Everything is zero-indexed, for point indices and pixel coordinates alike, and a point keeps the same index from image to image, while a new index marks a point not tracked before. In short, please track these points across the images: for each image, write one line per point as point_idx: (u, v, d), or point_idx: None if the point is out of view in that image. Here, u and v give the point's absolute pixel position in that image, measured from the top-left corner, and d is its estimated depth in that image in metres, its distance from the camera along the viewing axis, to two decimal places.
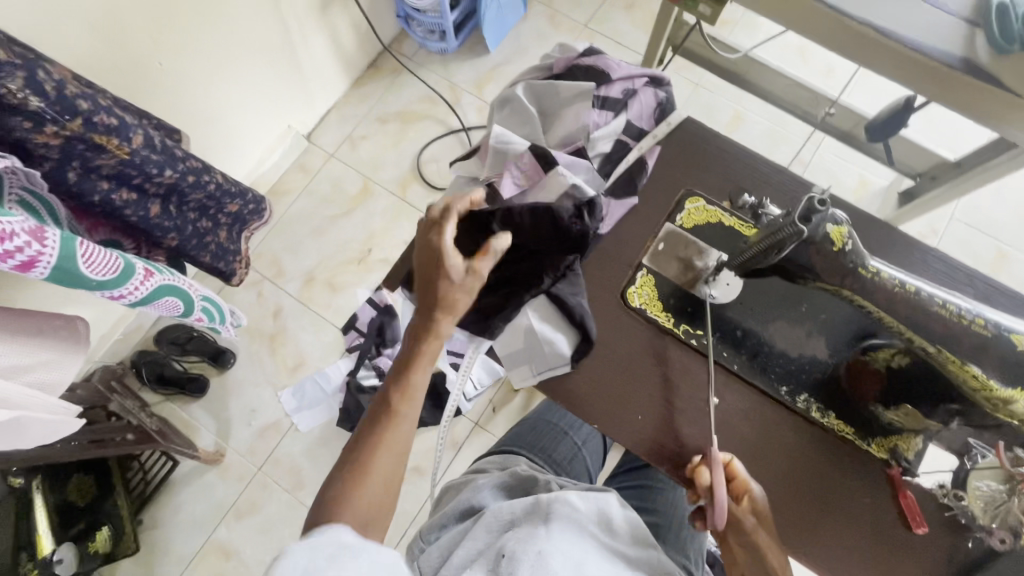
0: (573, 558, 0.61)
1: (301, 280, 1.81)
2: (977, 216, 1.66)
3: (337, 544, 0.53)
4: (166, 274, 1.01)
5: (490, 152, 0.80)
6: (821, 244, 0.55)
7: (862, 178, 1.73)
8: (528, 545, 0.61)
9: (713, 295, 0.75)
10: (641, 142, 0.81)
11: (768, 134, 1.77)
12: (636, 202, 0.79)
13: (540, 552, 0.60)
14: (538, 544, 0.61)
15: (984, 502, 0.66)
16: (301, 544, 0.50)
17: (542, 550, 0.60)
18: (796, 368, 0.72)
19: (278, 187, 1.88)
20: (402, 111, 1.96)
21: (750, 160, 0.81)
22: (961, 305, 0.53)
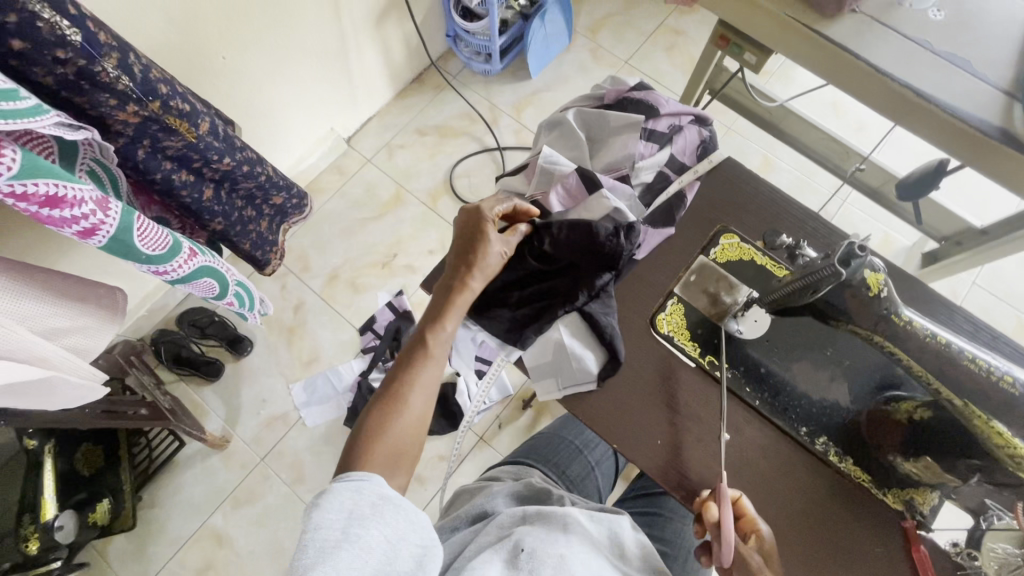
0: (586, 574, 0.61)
1: (325, 278, 1.85)
2: (1000, 284, 1.66)
3: (378, 495, 0.59)
4: (208, 255, 1.05)
5: (537, 170, 0.82)
6: (857, 289, 0.57)
7: (887, 235, 1.75)
8: (548, 546, 0.62)
9: (740, 329, 0.76)
10: (682, 176, 0.84)
11: (796, 183, 1.80)
12: (672, 233, 0.82)
13: (561, 556, 0.61)
14: (559, 547, 0.62)
15: (998, 564, 0.65)
16: (347, 485, 0.58)
17: (563, 555, 0.61)
18: (817, 410, 0.73)
19: (313, 186, 1.94)
20: (441, 126, 2.03)
21: (785, 204, 0.84)
22: (990, 361, 0.55)
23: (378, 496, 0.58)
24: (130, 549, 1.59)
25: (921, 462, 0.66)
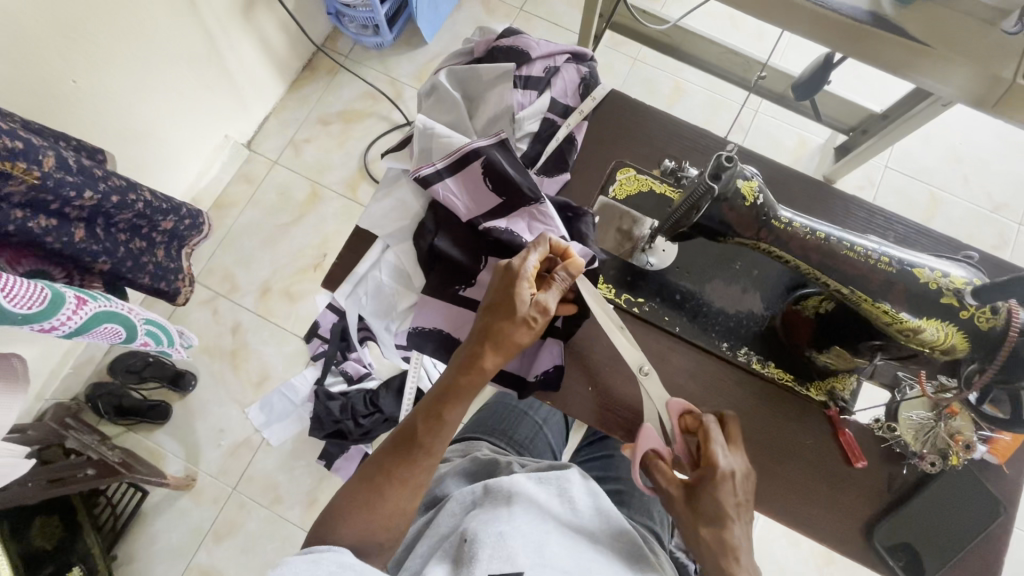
0: (534, 539, 0.60)
1: (257, 293, 1.77)
2: (910, 164, 1.73)
3: (337, 563, 0.56)
4: (102, 300, 0.98)
5: (416, 140, 0.77)
6: (734, 200, 0.57)
7: (801, 137, 1.78)
8: (487, 527, 0.61)
9: (651, 261, 0.76)
10: (568, 119, 0.82)
11: (708, 102, 1.80)
12: (568, 178, 0.80)
13: (499, 533, 0.60)
14: (498, 525, 0.61)
15: (915, 430, 0.69)
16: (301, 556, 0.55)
17: (502, 531, 0.60)
18: (734, 324, 0.74)
19: (222, 200, 1.83)
20: (343, 111, 1.92)
21: (676, 128, 0.83)
22: (867, 246, 0.56)
23: (339, 564, 0.56)
24: None
25: (832, 351, 0.69)
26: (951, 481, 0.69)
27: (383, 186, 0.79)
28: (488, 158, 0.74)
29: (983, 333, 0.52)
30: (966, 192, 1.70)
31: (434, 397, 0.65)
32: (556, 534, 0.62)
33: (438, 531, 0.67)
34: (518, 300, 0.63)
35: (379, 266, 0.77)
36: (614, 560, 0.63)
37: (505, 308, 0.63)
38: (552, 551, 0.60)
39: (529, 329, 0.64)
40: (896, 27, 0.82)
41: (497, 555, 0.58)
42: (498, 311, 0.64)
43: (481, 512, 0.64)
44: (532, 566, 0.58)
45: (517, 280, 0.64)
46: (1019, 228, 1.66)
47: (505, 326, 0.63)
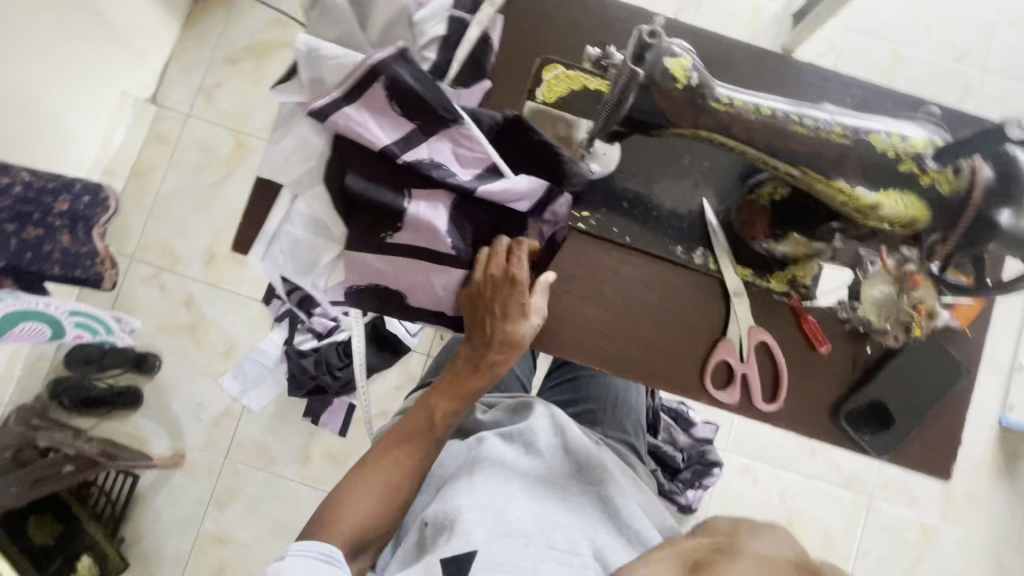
0: (493, 506, 0.59)
1: (202, 261, 1.66)
2: (871, 21, 1.61)
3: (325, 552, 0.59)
4: (10, 299, 0.89)
5: (301, 65, 0.65)
6: (664, 84, 0.48)
7: (756, 6, 1.63)
8: (447, 504, 0.60)
9: (593, 170, 0.69)
10: (478, 15, 0.70)
11: None
12: (489, 87, 0.70)
13: (457, 509, 0.59)
14: (457, 499, 0.60)
15: (878, 306, 0.67)
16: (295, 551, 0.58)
17: (459, 507, 0.59)
18: (688, 225, 0.69)
19: (140, 167, 1.66)
20: (252, 45, 1.70)
21: (604, 9, 0.72)
22: (817, 117, 0.49)
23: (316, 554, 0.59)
24: None
25: (790, 239, 0.65)
26: (916, 351, 0.67)
27: (280, 126, 0.68)
28: (389, 76, 0.63)
29: (947, 197, 0.47)
30: (930, 45, 1.60)
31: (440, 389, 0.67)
32: (519, 497, 0.61)
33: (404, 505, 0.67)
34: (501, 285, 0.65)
35: (291, 219, 0.67)
36: (583, 507, 0.63)
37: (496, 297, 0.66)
38: (512, 515, 0.59)
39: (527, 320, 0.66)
40: None
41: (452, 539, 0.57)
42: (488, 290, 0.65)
43: (444, 490, 0.63)
44: (489, 541, 0.56)
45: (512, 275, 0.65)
46: (984, 77, 1.59)
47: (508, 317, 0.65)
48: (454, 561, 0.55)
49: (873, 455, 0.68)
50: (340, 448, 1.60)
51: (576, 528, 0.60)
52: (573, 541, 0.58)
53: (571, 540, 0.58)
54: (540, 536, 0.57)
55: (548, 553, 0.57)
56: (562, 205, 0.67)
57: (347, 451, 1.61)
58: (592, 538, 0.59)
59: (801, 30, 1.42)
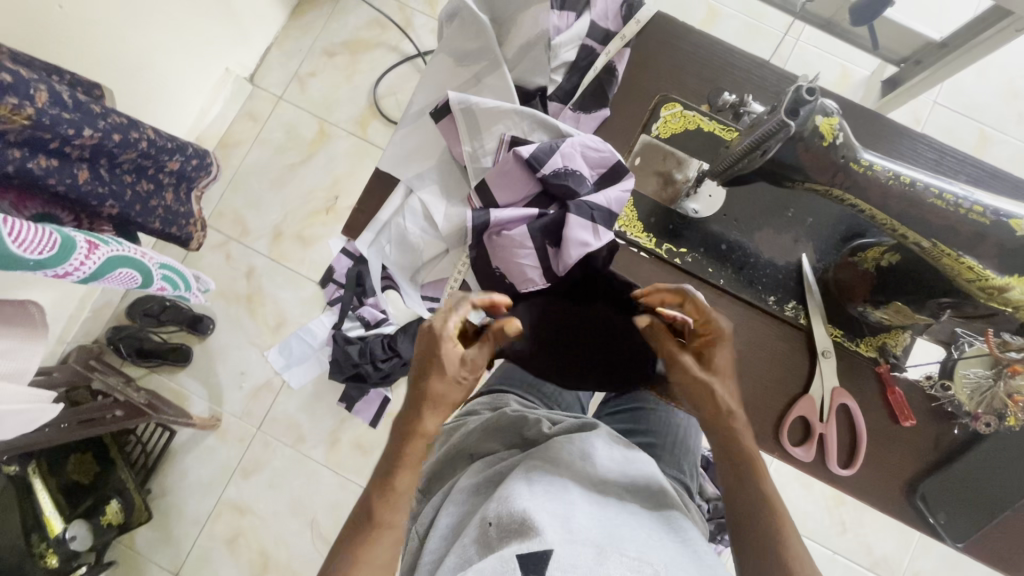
0: (559, 513, 0.54)
1: (269, 236, 1.72)
2: (961, 100, 1.59)
3: None
4: (113, 244, 0.92)
5: (456, 118, 0.70)
6: (809, 140, 0.49)
7: (844, 69, 1.64)
8: (512, 503, 0.54)
9: (695, 209, 0.70)
10: (608, 46, 0.74)
11: (745, 29, 1.65)
12: (607, 115, 0.72)
13: (524, 509, 0.53)
14: (523, 500, 0.55)
15: (971, 390, 0.65)
16: None
17: (527, 509, 0.53)
18: (784, 277, 0.70)
19: (228, 139, 1.74)
20: (350, 40, 1.79)
21: (730, 55, 0.74)
22: (956, 193, 0.49)
23: None
24: (156, 538, 1.56)
25: (890, 306, 0.64)
26: (1004, 440, 0.66)
27: (404, 123, 0.73)
28: (537, 165, 0.66)
29: None
30: (1021, 132, 1.58)
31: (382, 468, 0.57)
32: (581, 505, 0.56)
33: (458, 499, 0.62)
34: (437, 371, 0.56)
35: (403, 213, 0.71)
36: (649, 521, 0.58)
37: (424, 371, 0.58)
38: (579, 523, 0.54)
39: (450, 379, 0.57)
40: None
41: (526, 540, 0.50)
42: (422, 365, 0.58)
43: (504, 487, 0.58)
44: (564, 542, 0.50)
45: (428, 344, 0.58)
46: None
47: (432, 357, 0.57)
48: (531, 560, 0.49)
49: (948, 542, 0.66)
50: (370, 438, 1.60)
51: (645, 542, 0.54)
52: (643, 555, 0.51)
53: (642, 552, 0.52)
54: (611, 546, 0.52)
55: (620, 562, 0.50)
56: (679, 220, 0.71)
57: (376, 442, 1.61)
58: (662, 552, 0.53)
59: (890, 98, 1.42)
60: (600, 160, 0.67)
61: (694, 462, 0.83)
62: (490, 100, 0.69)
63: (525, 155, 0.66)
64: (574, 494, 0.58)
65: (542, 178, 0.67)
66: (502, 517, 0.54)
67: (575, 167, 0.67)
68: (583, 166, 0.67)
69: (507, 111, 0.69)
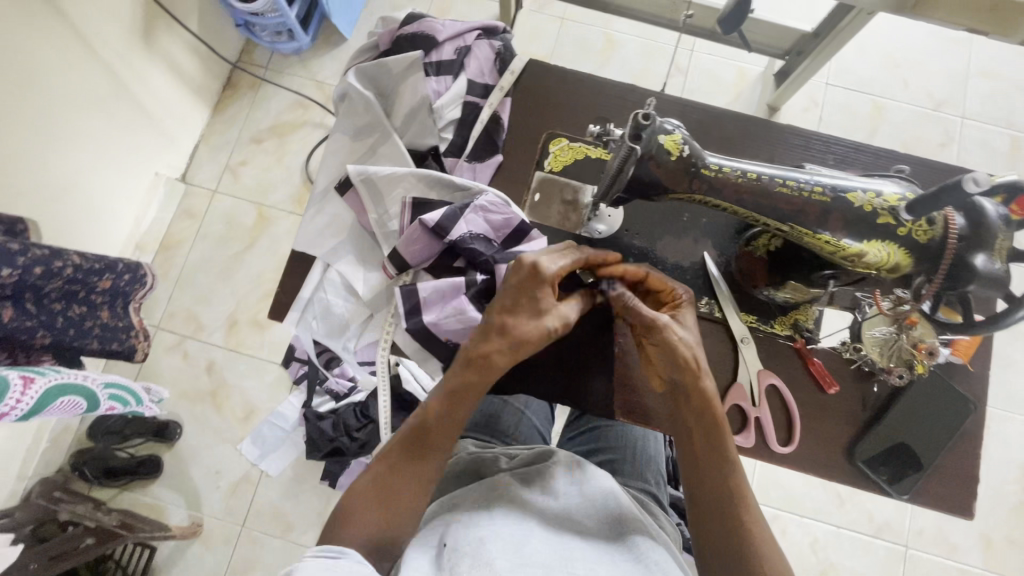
0: (514, 542, 0.55)
1: (224, 327, 1.61)
2: (849, 77, 1.72)
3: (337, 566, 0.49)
4: (51, 374, 0.92)
5: (360, 190, 0.73)
6: (659, 156, 0.55)
7: (739, 69, 1.74)
8: (468, 532, 0.55)
9: (600, 229, 0.74)
10: (489, 98, 0.80)
11: (643, 50, 1.76)
12: (500, 160, 0.77)
13: (478, 539, 0.54)
14: (477, 531, 0.55)
15: (880, 346, 0.70)
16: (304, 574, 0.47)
17: (481, 538, 0.54)
18: (693, 276, 0.74)
19: (169, 241, 1.64)
20: (277, 124, 1.71)
21: (600, 86, 0.80)
22: (797, 179, 0.56)
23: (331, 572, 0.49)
24: None
25: (788, 286, 0.69)
26: (922, 387, 0.70)
27: (312, 203, 0.77)
28: (442, 228, 0.70)
29: (925, 245, 0.53)
30: (908, 95, 1.70)
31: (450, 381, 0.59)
32: (535, 533, 0.57)
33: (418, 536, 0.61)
34: (545, 306, 0.59)
35: (324, 286, 0.74)
36: (602, 545, 0.58)
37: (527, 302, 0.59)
38: (533, 551, 0.54)
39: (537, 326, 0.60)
40: None
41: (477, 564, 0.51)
42: (526, 286, 0.60)
43: (461, 518, 0.58)
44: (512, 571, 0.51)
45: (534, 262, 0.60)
46: (963, 122, 1.68)
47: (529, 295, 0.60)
48: None
49: (894, 495, 0.69)
50: None
51: (596, 562, 0.55)
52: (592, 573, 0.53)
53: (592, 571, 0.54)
54: (560, 567, 0.53)
55: None
56: (588, 241, 0.75)
57: None
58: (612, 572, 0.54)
59: (785, 88, 1.54)
60: (498, 228, 0.71)
61: (656, 469, 0.84)
62: (385, 168, 0.74)
63: (430, 224, 0.70)
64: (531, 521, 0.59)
65: (448, 242, 0.70)
66: (459, 543, 0.54)
67: (476, 224, 0.71)
68: (483, 220, 0.71)
69: (402, 174, 0.74)
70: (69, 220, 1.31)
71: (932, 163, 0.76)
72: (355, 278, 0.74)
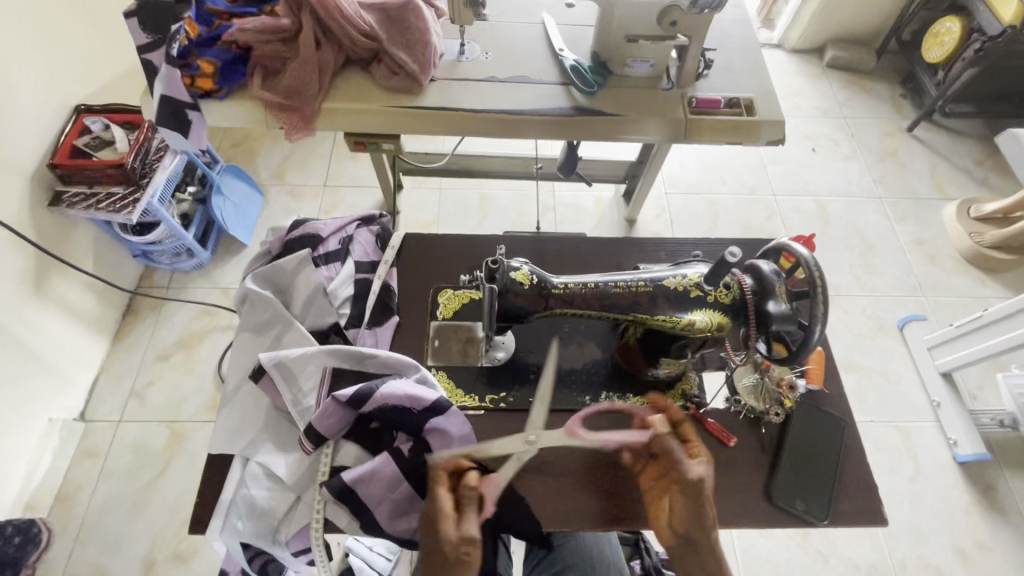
0: None
1: (140, 572, 1.41)
2: (681, 186, 2.12)
3: None
4: None
5: (273, 375, 0.78)
6: (515, 288, 0.68)
7: (596, 197, 2.09)
8: None
9: (499, 356, 0.84)
10: (378, 271, 0.92)
11: (514, 200, 2.07)
12: (398, 321, 0.88)
13: None
14: None
15: (752, 392, 0.81)
16: None
17: None
18: (587, 376, 0.84)
19: (66, 490, 1.49)
20: (183, 337, 1.72)
21: (471, 240, 0.96)
22: (626, 279, 0.70)
23: None
24: None
25: (663, 362, 0.80)
26: (798, 417, 0.81)
27: (225, 402, 0.80)
28: (358, 403, 0.74)
29: (731, 304, 0.68)
30: (727, 189, 2.11)
31: None
32: None
33: None
34: (455, 549, 0.64)
35: (246, 482, 0.74)
36: None
37: (441, 550, 0.65)
38: None
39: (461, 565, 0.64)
40: (599, 110, 1.06)
41: None
42: (429, 530, 0.66)
43: None
44: None
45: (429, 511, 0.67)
46: (775, 198, 2.09)
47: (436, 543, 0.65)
48: None
49: (814, 522, 0.75)
50: None
51: None
52: None
53: None
54: None
55: None
56: (491, 367, 0.84)
57: None
58: None
59: (633, 204, 1.87)
60: (415, 396, 0.73)
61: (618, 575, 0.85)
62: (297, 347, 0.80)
63: (346, 399, 0.73)
64: None
65: (365, 412, 0.74)
66: None
67: (392, 398, 0.73)
68: (401, 393, 0.74)
69: (313, 352, 0.80)
70: None
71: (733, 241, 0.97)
72: (276, 465, 0.75)
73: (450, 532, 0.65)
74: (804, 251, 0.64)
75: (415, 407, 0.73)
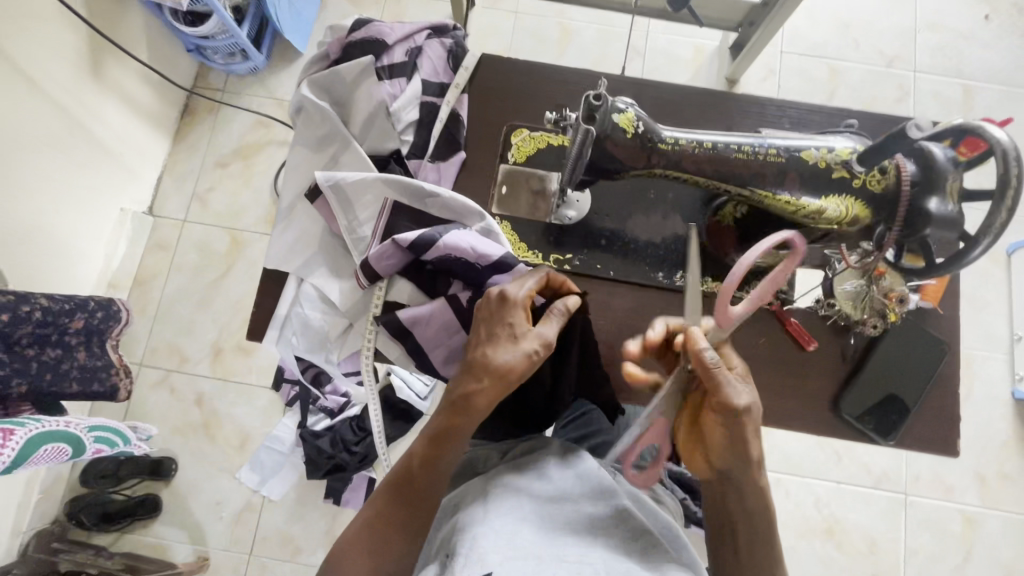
0: (508, 537, 0.53)
1: (209, 357, 1.58)
2: (804, 44, 1.75)
3: None
4: (32, 424, 0.89)
5: (330, 197, 0.73)
6: (615, 135, 0.56)
7: (696, 46, 1.76)
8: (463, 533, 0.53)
9: (570, 214, 0.75)
10: (447, 96, 0.80)
11: (599, 36, 1.77)
12: (463, 157, 0.77)
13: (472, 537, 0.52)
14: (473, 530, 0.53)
15: (852, 299, 0.71)
16: None
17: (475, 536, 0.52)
18: (665, 252, 0.75)
19: (142, 276, 1.61)
20: (240, 147, 1.68)
21: (559, 73, 0.81)
22: (753, 144, 0.58)
23: None
24: None
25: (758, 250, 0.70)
26: (896, 334, 0.72)
27: (280, 219, 0.76)
28: (417, 249, 0.68)
29: (880, 193, 0.55)
30: (860, 55, 1.73)
31: (437, 421, 0.58)
32: (530, 523, 0.55)
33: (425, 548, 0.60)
34: (519, 330, 0.58)
35: (300, 302, 0.74)
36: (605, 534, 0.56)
37: (501, 326, 0.59)
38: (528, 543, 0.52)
39: (517, 348, 0.57)
40: None
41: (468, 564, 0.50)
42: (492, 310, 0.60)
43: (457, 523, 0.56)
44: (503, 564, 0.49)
45: (504, 292, 0.60)
46: (916, 76, 1.71)
47: (497, 317, 0.60)
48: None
49: (878, 440, 0.71)
50: None
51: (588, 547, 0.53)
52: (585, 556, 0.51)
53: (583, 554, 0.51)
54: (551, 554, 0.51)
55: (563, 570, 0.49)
56: (558, 226, 0.75)
57: None
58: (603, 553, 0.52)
59: (741, 59, 1.57)
60: (481, 252, 0.67)
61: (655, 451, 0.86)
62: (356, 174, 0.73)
63: (404, 243, 0.68)
64: (529, 515, 0.56)
65: (424, 259, 0.69)
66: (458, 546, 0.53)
67: (454, 250, 0.67)
68: (463, 245, 0.67)
69: (371, 180, 0.73)
70: (35, 265, 1.28)
71: (879, 119, 0.78)
72: (331, 289, 0.73)
73: (520, 320, 0.59)
74: (999, 132, 0.49)
75: (477, 262, 0.67)
